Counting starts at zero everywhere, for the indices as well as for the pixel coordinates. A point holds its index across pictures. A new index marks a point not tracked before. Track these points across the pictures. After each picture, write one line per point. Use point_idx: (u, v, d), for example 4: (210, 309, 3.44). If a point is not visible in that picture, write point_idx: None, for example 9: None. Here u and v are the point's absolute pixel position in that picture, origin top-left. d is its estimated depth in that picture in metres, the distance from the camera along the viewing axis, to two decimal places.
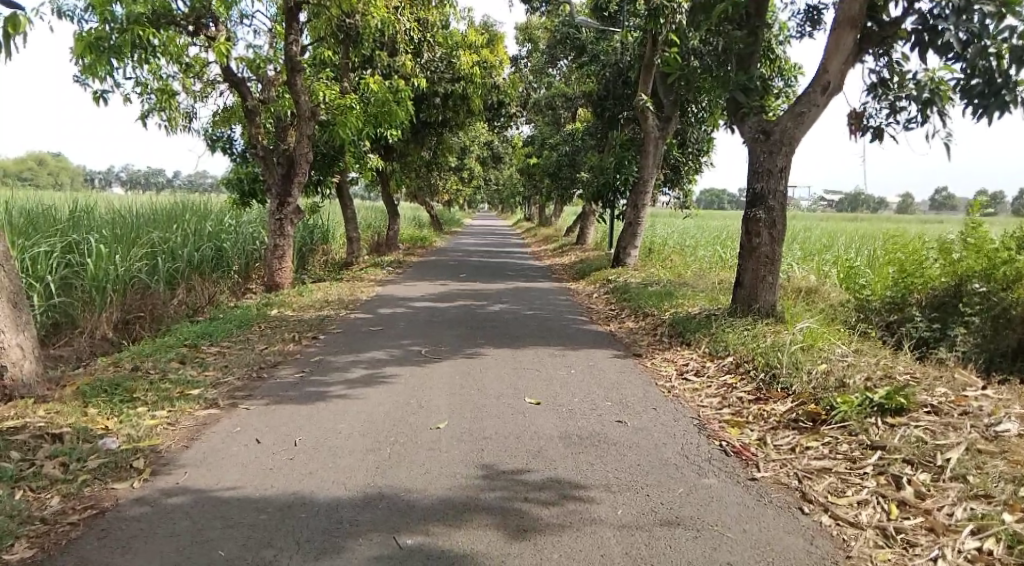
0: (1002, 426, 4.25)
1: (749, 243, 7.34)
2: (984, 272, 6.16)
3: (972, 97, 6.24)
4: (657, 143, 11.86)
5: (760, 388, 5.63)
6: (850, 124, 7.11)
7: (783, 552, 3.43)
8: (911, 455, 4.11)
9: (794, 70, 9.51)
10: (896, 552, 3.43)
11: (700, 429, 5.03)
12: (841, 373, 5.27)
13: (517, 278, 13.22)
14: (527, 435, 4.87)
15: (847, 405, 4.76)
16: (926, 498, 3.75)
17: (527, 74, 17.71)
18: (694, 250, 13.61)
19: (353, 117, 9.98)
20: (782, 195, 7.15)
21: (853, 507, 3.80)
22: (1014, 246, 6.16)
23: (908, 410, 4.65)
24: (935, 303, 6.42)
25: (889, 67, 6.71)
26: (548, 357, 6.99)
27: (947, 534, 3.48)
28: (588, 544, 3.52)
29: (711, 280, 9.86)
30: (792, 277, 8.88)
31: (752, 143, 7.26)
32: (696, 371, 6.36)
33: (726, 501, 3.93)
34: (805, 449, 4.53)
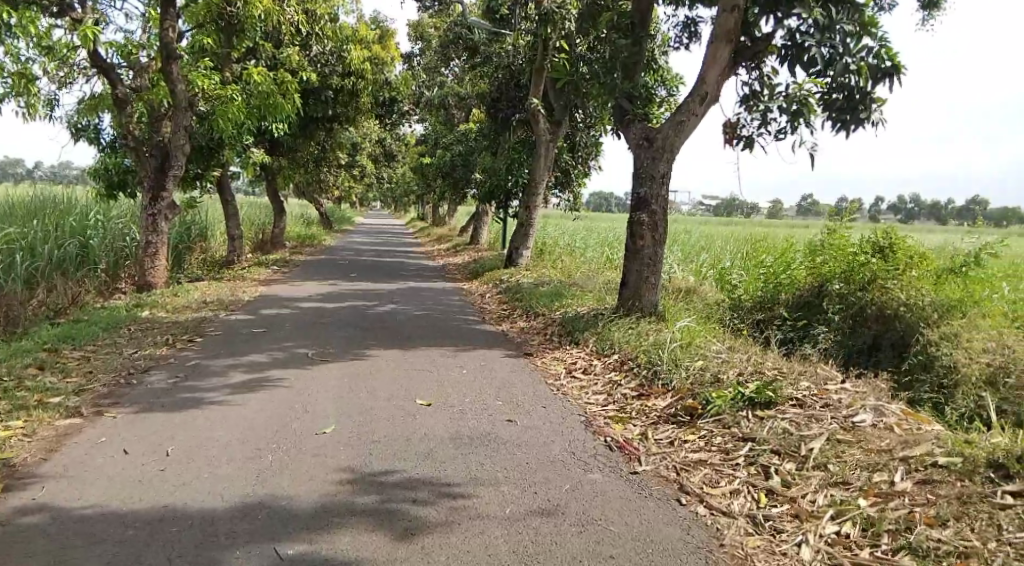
0: (859, 417, 4.57)
1: (634, 245, 7.58)
2: (843, 273, 6.65)
3: (834, 111, 6.72)
4: (548, 146, 12.04)
5: (643, 384, 5.82)
6: (725, 133, 7.48)
7: (661, 543, 3.55)
8: (778, 446, 4.37)
9: (676, 79, 9.90)
10: (764, 538, 3.61)
11: (586, 426, 5.14)
12: (717, 369, 5.54)
13: (409, 278, 13.08)
14: (416, 437, 4.81)
15: (721, 399, 5.01)
16: (791, 487, 3.99)
17: (419, 72, 17.56)
18: (584, 251, 13.94)
19: (234, 108, 9.55)
20: (664, 199, 7.44)
21: (726, 497, 4.00)
22: (869, 251, 6.73)
23: (776, 403, 4.94)
24: (801, 303, 6.87)
25: (761, 79, 7.11)
26: (439, 357, 6.94)
27: (810, 520, 3.69)
28: (475, 543, 3.50)
29: (600, 280, 10.12)
30: (674, 278, 9.25)
31: (636, 149, 7.51)
32: (584, 369, 6.50)
33: (610, 495, 4.03)
34: (683, 442, 4.72)
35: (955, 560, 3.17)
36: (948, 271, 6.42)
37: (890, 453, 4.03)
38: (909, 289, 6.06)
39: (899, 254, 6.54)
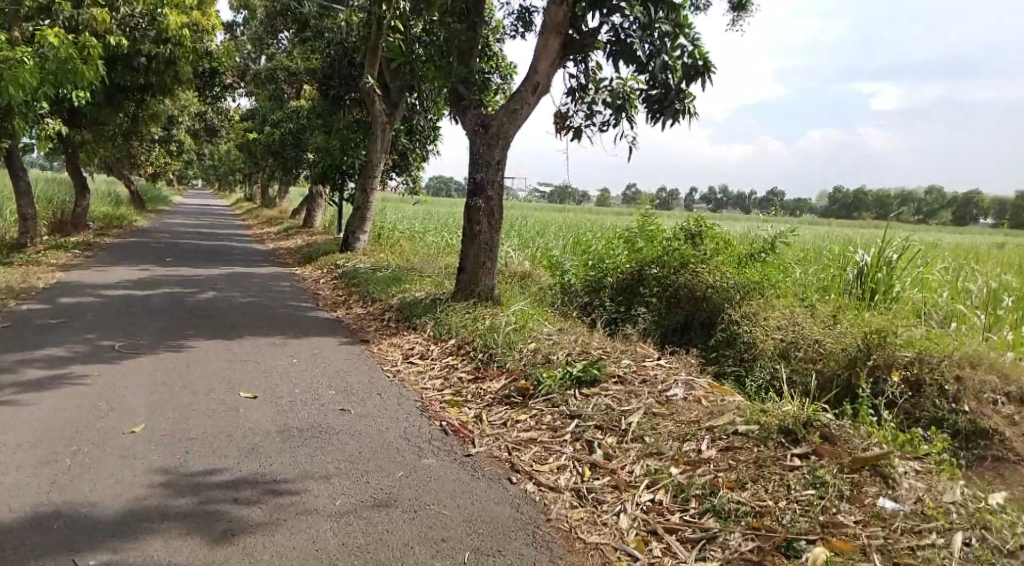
0: (672, 390, 4.92)
1: (470, 231, 7.63)
2: (660, 258, 7.12)
3: (654, 106, 7.14)
4: (384, 128, 11.80)
5: (478, 367, 5.91)
6: (555, 123, 7.71)
7: (491, 523, 3.61)
8: (601, 422, 4.60)
9: (511, 67, 10.05)
10: (588, 510, 3.77)
11: (420, 411, 5.13)
12: (547, 350, 5.73)
13: (236, 263, 12.35)
14: (240, 432, 4.56)
15: (551, 379, 5.20)
16: (612, 459, 4.21)
17: (244, 42, 16.52)
18: (423, 236, 13.87)
19: (24, 72, 8.47)
20: (499, 185, 7.55)
21: (553, 473, 4.16)
22: (682, 237, 7.24)
23: (600, 380, 5.19)
24: (624, 286, 7.27)
25: (587, 73, 7.39)
26: (267, 346, 6.61)
27: (628, 490, 3.90)
28: (303, 539, 3.39)
29: (438, 265, 10.11)
30: (510, 262, 9.44)
31: (472, 135, 7.56)
32: (420, 354, 6.48)
33: (443, 479, 4.05)
34: (514, 422, 4.85)
35: (751, 518, 3.40)
36: (749, 256, 7.04)
37: (698, 424, 4.35)
38: (716, 272, 6.59)
39: (708, 240, 7.11)
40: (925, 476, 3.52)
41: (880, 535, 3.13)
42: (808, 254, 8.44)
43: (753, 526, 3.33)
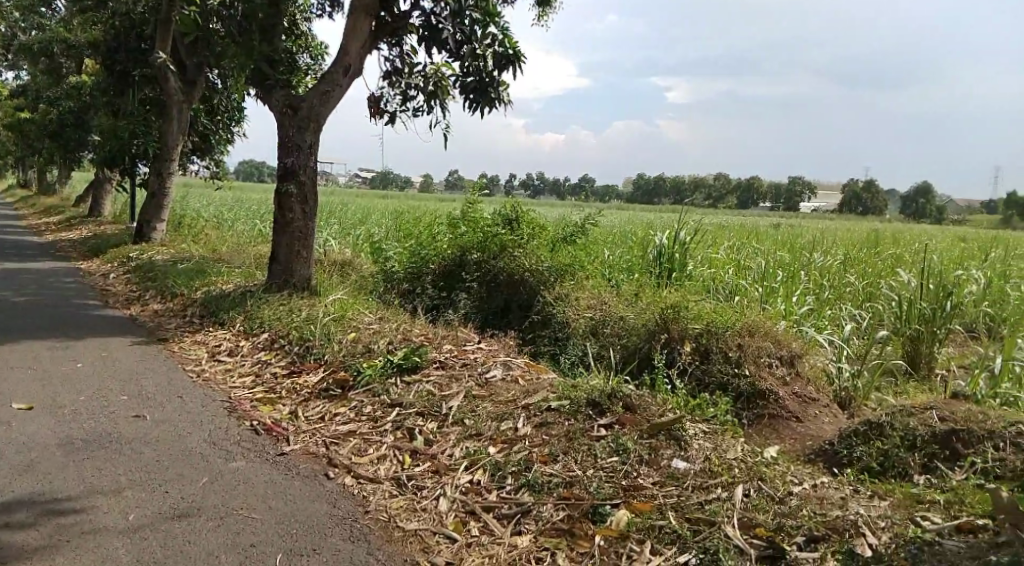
0: (492, 372, 5.00)
1: (281, 218, 7.26)
2: (479, 242, 7.20)
3: (468, 93, 7.15)
4: (182, 108, 10.90)
5: (293, 362, 5.65)
6: (369, 107, 7.53)
7: (306, 521, 3.45)
8: (421, 408, 4.54)
9: (321, 48, 9.65)
10: (407, 497, 3.69)
11: (229, 412, 4.81)
12: (367, 340, 5.60)
13: (7, 257, 10.88)
14: (12, 449, 4.03)
15: (370, 369, 5.09)
16: (432, 445, 4.16)
17: (9, 8, 14.55)
18: (232, 224, 13.02)
19: None
20: (311, 170, 7.24)
21: (373, 464, 4.04)
22: (500, 222, 7.38)
23: (421, 367, 5.15)
24: (444, 272, 7.26)
25: (401, 57, 7.26)
26: (46, 351, 5.88)
27: (448, 473, 3.85)
28: (89, 562, 3.06)
29: (248, 255, 9.53)
30: (328, 250, 9.11)
31: (280, 117, 7.18)
32: (229, 351, 6.08)
33: (254, 482, 3.83)
34: (333, 416, 4.68)
35: (562, 489, 3.43)
36: (562, 240, 7.30)
37: (515, 403, 4.44)
38: (532, 256, 6.78)
39: (524, 225, 7.29)
40: (711, 436, 3.82)
41: (674, 495, 3.26)
42: (616, 237, 8.92)
43: (564, 496, 3.37)
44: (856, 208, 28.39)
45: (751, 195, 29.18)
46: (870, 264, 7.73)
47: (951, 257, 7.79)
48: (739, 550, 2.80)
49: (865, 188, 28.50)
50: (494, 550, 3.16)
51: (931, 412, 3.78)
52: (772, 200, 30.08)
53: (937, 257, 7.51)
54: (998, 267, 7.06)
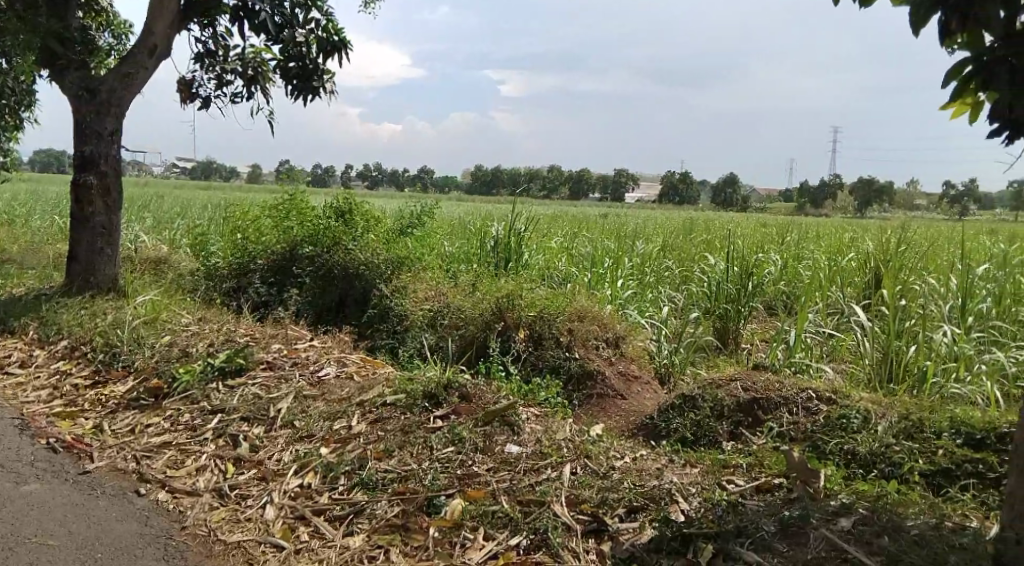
0: (323, 371, 4.82)
1: (81, 212, 6.57)
2: (309, 236, 6.93)
3: (290, 79, 6.85)
4: None
5: (98, 371, 5.13)
6: (179, 90, 6.99)
7: (113, 543, 3.14)
8: (247, 412, 4.28)
9: (124, 26, 8.82)
10: (230, 508, 3.46)
11: (19, 431, 4.29)
12: (184, 343, 5.20)
13: None
14: None
15: (188, 374, 4.73)
16: (258, 451, 3.92)
17: None
18: (25, 220, 11.62)
19: None
20: (115, 159, 6.61)
21: (191, 476, 3.75)
22: (332, 215, 7.13)
23: (246, 369, 4.86)
24: (273, 267, 6.89)
25: (214, 39, 6.80)
26: None
27: (275, 479, 3.64)
28: None
29: (44, 255, 8.55)
30: (140, 247, 8.37)
31: (75, 101, 6.48)
32: (21, 362, 5.42)
33: (51, 505, 3.45)
34: (145, 428, 4.31)
35: (396, 484, 3.35)
36: (397, 232, 7.18)
37: (348, 400, 4.29)
38: (366, 249, 6.61)
39: (357, 217, 7.09)
40: (542, 419, 3.92)
41: (507, 478, 3.28)
42: (452, 229, 8.92)
43: (399, 492, 3.29)
44: (674, 198, 30.43)
45: (581, 186, 30.44)
46: (686, 250, 8.30)
47: (754, 241, 8.55)
48: (566, 527, 2.88)
49: (681, 179, 30.65)
50: (325, 554, 3.02)
51: (737, 383, 4.11)
52: (600, 191, 31.52)
53: (741, 242, 8.20)
54: (792, 250, 7.83)
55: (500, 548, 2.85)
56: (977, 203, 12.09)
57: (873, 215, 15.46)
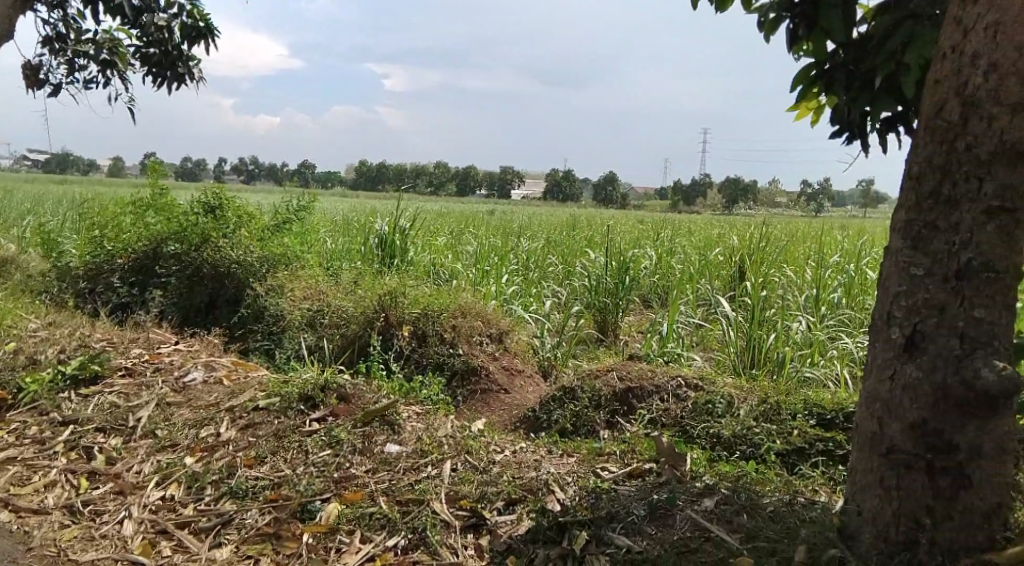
0: (190, 376, 4.58)
1: None
2: (175, 234, 6.55)
3: (151, 66, 6.43)
4: None
5: None
6: (24, 76, 6.41)
7: None
8: (103, 423, 4.00)
9: None
10: (83, 526, 3.21)
11: None
12: (32, 349, 4.78)
13: None
14: None
15: (36, 383, 4.33)
16: (116, 463, 3.67)
17: None
18: None
19: None
20: None
21: (38, 493, 3.46)
22: (200, 210, 6.69)
23: (103, 376, 4.54)
24: (135, 266, 6.49)
25: (63, 21, 6.28)
26: None
27: (134, 492, 3.41)
28: None
29: None
30: None
31: None
32: None
33: None
34: None
35: (268, 491, 3.23)
36: (273, 228, 6.91)
37: (218, 406, 4.09)
38: (239, 247, 6.30)
39: (229, 213, 6.76)
40: (423, 417, 3.89)
41: (386, 479, 3.23)
42: (334, 225, 8.69)
43: (271, 499, 3.16)
44: (558, 195, 31.09)
45: (467, 182, 30.50)
46: (568, 245, 8.48)
47: (631, 237, 8.86)
48: (445, 524, 2.87)
49: (564, 177, 31.36)
50: None
51: (613, 373, 4.25)
52: (486, 188, 31.66)
53: (620, 238, 8.48)
54: (666, 245, 8.17)
55: (377, 550, 2.79)
56: (830, 200, 13.09)
57: (740, 212, 16.44)
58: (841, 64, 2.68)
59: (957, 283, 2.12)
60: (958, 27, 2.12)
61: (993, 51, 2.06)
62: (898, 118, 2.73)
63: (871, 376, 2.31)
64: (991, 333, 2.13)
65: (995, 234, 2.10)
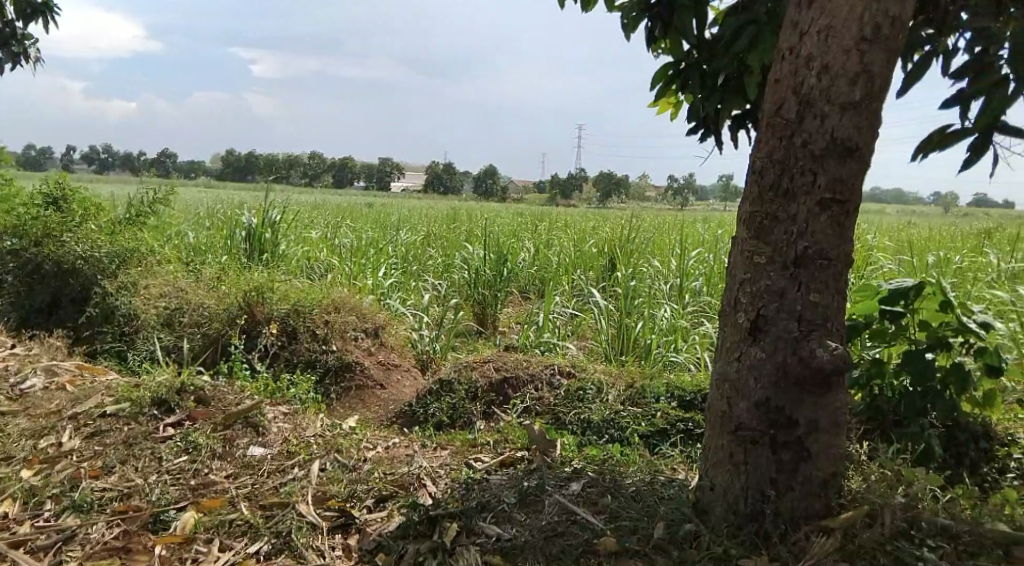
0: (27, 383, 4.19)
1: None
2: (13, 230, 6.00)
3: None
4: None
5: None
6: None
7: None
8: None
9: None
10: None
11: None
12: None
13: None
14: None
15: None
16: None
17: None
18: None
19: None
20: None
21: None
22: (41, 204, 6.25)
23: None
24: None
25: None
26: None
27: None
28: None
29: None
30: None
31: None
32: None
33: None
34: None
35: (116, 503, 3.00)
36: (127, 221, 6.45)
37: (60, 414, 3.77)
38: (86, 241, 5.82)
39: (75, 206, 6.27)
40: (290, 417, 3.76)
41: (248, 483, 3.10)
42: (197, 218, 8.24)
43: (119, 511, 2.94)
44: (438, 187, 30.96)
45: (344, 174, 29.76)
46: (446, 238, 8.46)
47: (509, 230, 8.95)
48: (312, 526, 2.79)
49: (444, 169, 31.26)
50: None
51: (489, 364, 4.27)
52: (365, 180, 31.04)
53: (497, 230, 8.54)
54: (543, 238, 8.31)
55: (238, 557, 2.66)
56: (694, 194, 13.77)
57: (613, 205, 17.00)
58: (695, 64, 2.82)
59: (795, 269, 2.27)
60: (795, 30, 2.26)
61: (824, 54, 2.21)
62: (747, 116, 2.89)
63: (722, 358, 2.44)
64: (825, 315, 2.30)
65: (829, 224, 2.26)
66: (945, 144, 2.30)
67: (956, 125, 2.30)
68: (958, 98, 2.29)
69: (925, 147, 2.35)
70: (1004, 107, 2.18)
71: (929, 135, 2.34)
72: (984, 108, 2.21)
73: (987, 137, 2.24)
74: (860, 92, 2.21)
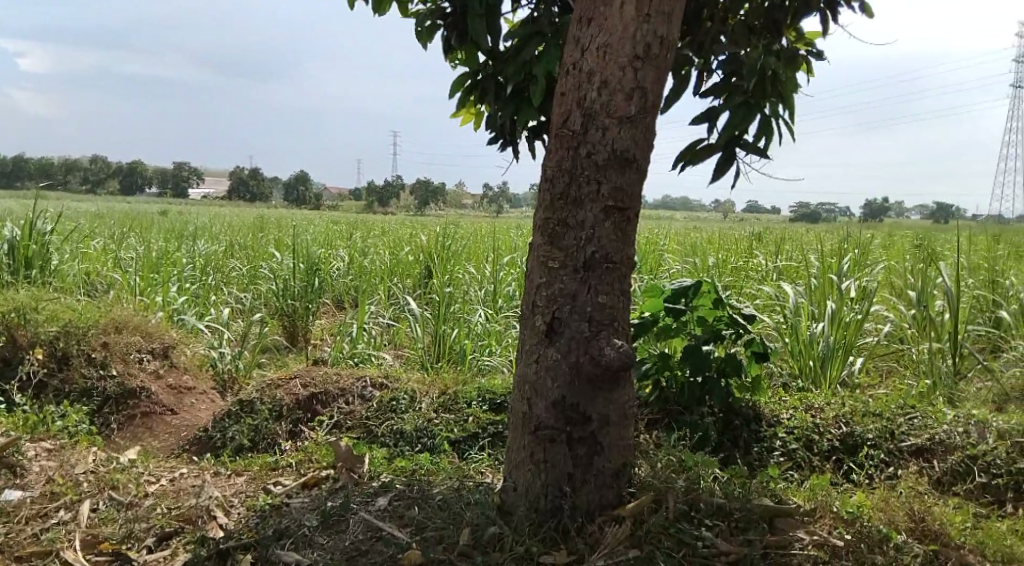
0: None
1: None
2: None
3: None
4: None
5: None
6: None
7: None
8: None
9: None
10: None
11: None
12: None
13: None
14: None
15: None
16: None
17: None
18: None
19: None
20: None
21: None
22: None
23: None
24: None
25: None
26: None
27: None
28: None
29: None
30: None
31: None
32: None
33: None
34: None
35: None
36: None
37: None
38: None
39: None
40: (57, 454, 3.36)
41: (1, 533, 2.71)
42: None
43: None
44: (244, 195, 29.26)
45: (135, 179, 27.20)
46: (251, 247, 8.00)
47: (320, 238, 8.64)
48: None
49: (251, 176, 29.60)
50: None
51: (295, 381, 4.08)
52: (159, 185, 28.62)
53: (305, 238, 8.21)
54: (356, 245, 8.11)
55: None
56: (508, 202, 14.09)
57: (429, 212, 16.98)
58: (490, 75, 2.87)
59: (584, 273, 2.38)
60: (577, 45, 2.37)
61: (603, 70, 2.34)
62: (541, 127, 3.00)
63: (521, 360, 2.50)
64: (612, 315, 2.42)
65: (612, 230, 2.39)
66: (699, 156, 2.52)
67: (708, 139, 2.51)
68: (710, 114, 2.51)
69: (683, 159, 2.54)
70: (745, 124, 2.44)
71: (685, 148, 2.54)
72: (731, 123, 2.45)
73: (733, 152, 2.48)
74: (636, 107, 2.36)
